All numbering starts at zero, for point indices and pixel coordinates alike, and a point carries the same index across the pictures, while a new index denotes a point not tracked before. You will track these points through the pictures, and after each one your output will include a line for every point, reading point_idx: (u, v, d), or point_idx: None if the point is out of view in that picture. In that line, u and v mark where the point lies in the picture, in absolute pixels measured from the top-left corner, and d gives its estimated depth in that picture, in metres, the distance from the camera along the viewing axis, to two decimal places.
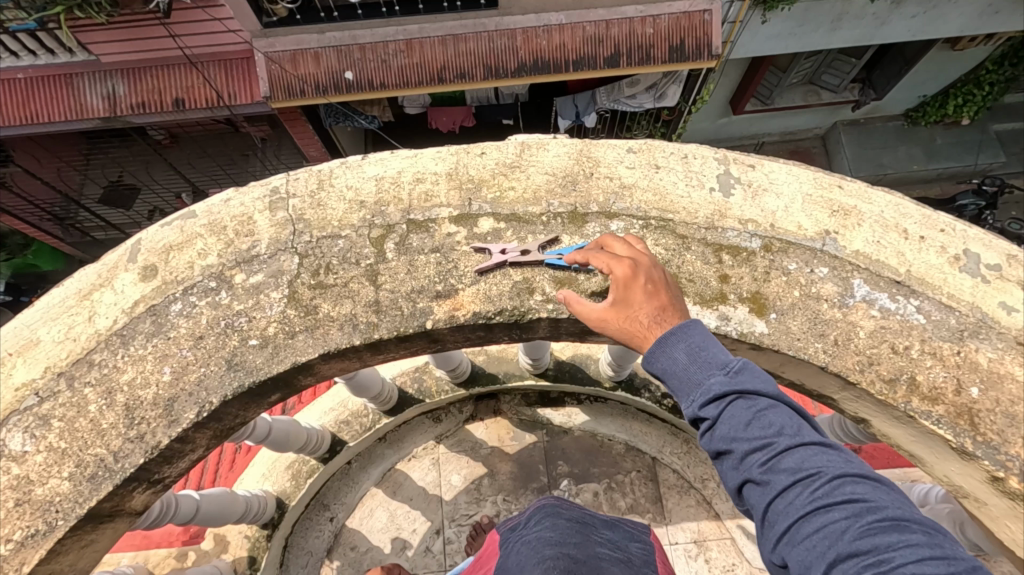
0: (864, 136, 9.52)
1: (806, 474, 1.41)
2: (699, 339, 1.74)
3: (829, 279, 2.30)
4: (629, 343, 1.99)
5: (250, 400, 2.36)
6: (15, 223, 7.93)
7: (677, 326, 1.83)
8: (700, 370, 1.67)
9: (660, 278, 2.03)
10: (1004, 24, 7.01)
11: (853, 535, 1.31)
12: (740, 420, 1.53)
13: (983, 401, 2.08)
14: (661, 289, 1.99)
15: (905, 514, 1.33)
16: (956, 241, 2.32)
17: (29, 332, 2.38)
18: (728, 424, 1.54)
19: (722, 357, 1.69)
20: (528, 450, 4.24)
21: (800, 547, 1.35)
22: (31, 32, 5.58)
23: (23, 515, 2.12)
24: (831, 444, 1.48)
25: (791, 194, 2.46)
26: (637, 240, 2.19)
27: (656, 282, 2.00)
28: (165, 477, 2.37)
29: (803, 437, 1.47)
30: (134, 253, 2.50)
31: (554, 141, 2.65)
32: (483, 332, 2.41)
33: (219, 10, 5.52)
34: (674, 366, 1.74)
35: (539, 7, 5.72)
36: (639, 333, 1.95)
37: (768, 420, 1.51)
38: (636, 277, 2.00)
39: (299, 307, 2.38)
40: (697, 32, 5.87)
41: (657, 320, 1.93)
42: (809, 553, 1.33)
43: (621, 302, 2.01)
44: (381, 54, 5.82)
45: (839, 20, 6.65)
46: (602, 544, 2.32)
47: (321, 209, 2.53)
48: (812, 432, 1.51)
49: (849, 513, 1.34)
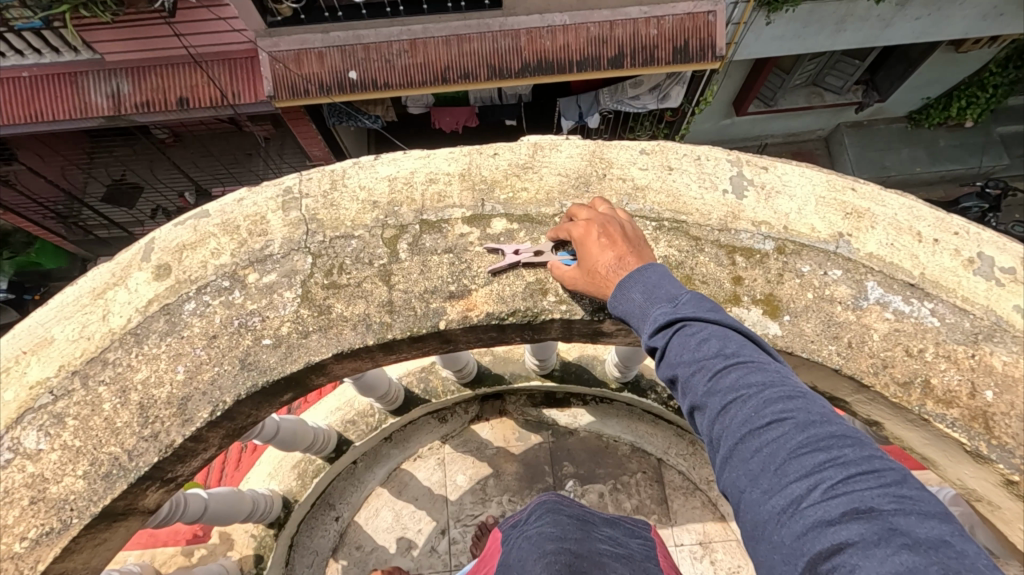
0: (868, 138, 9.51)
1: (745, 391, 1.40)
2: (654, 279, 1.78)
3: (842, 282, 2.30)
4: (596, 296, 2.01)
5: (263, 400, 2.37)
6: (18, 221, 7.94)
7: (633, 271, 1.86)
8: (655, 305, 1.71)
9: (620, 231, 2.03)
10: (1010, 27, 6.99)
11: (787, 448, 1.28)
12: (686, 346, 1.54)
13: (998, 404, 2.08)
14: (620, 239, 1.99)
15: (847, 429, 1.28)
16: (969, 244, 2.32)
17: (42, 330, 2.38)
18: (675, 349, 1.56)
19: (677, 293, 1.72)
20: (534, 451, 4.24)
21: (740, 465, 1.32)
22: (37, 32, 5.59)
23: (38, 513, 2.13)
24: (778, 367, 1.46)
25: (804, 196, 2.46)
26: (601, 202, 2.21)
27: (612, 236, 2.00)
28: (177, 476, 2.38)
29: (745, 356, 1.47)
30: (148, 252, 2.50)
31: (566, 143, 2.65)
32: (495, 332, 2.41)
33: (224, 10, 5.52)
34: (631, 306, 1.78)
35: (543, 8, 5.72)
36: (603, 281, 1.96)
37: (709, 341, 1.52)
38: (593, 231, 2.03)
39: (312, 307, 2.39)
40: (701, 33, 5.87)
41: (616, 267, 1.92)
42: (744, 477, 1.31)
43: (582, 259, 2.03)
44: (385, 53, 5.83)
45: (844, 21, 6.64)
46: (602, 540, 2.32)
47: (333, 209, 2.54)
48: (758, 354, 1.50)
49: (785, 425, 1.31)
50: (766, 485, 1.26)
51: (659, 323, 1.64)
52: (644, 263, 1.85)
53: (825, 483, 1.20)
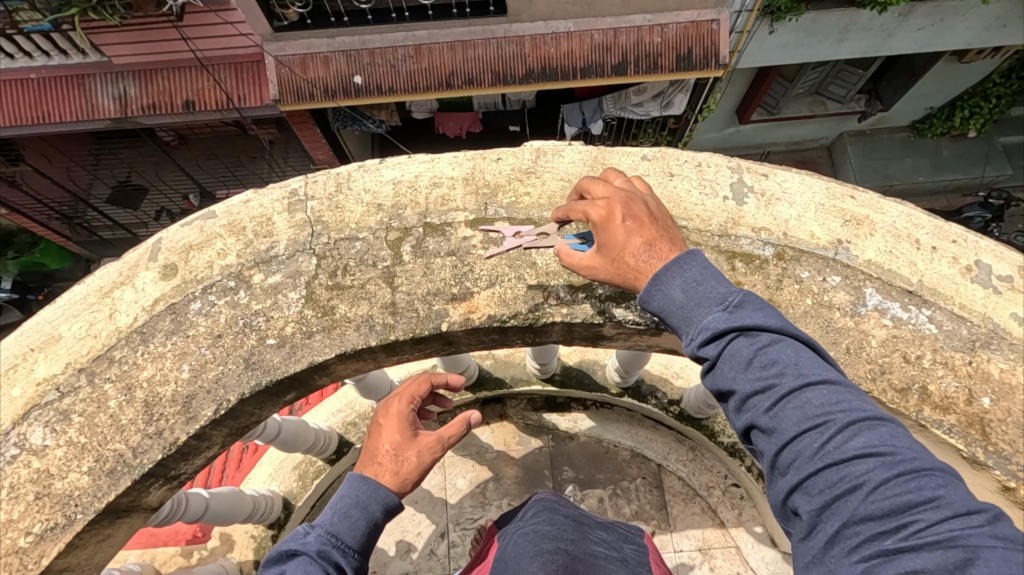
0: (870, 146, 9.54)
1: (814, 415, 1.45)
2: (697, 274, 1.76)
3: (841, 288, 2.32)
4: (623, 283, 1.99)
5: (266, 399, 2.39)
6: (23, 221, 7.99)
7: (669, 262, 1.83)
8: (703, 306, 1.70)
9: (644, 213, 2.00)
10: (1013, 37, 7.03)
11: (874, 482, 1.34)
12: (745, 360, 1.57)
13: (995, 411, 2.10)
14: (648, 221, 1.97)
15: (925, 461, 1.35)
16: (968, 252, 2.34)
17: (50, 328, 2.41)
18: (737, 365, 1.57)
19: (723, 292, 1.71)
20: (534, 455, 4.24)
21: (814, 489, 1.39)
22: (45, 34, 5.67)
23: (43, 508, 2.16)
24: (847, 387, 1.51)
25: (804, 203, 2.49)
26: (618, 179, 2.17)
27: (638, 219, 1.98)
28: (181, 474, 2.40)
29: (815, 379, 1.50)
30: (155, 252, 2.54)
31: (569, 148, 2.68)
32: (497, 335, 2.44)
33: (231, 14, 5.59)
34: (671, 302, 1.76)
35: (548, 15, 5.76)
36: (634, 269, 1.94)
37: (770, 357, 1.55)
38: (618, 213, 1.99)
39: (316, 307, 2.42)
40: (704, 41, 5.92)
41: (649, 254, 1.91)
42: (824, 505, 1.37)
43: (607, 242, 2.00)
44: (390, 59, 5.89)
45: (847, 31, 6.68)
46: (597, 543, 2.34)
47: (338, 211, 2.57)
48: (824, 372, 1.53)
49: (870, 459, 1.36)
50: (843, 513, 1.35)
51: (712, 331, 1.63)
52: (684, 253, 1.82)
53: (914, 520, 1.27)
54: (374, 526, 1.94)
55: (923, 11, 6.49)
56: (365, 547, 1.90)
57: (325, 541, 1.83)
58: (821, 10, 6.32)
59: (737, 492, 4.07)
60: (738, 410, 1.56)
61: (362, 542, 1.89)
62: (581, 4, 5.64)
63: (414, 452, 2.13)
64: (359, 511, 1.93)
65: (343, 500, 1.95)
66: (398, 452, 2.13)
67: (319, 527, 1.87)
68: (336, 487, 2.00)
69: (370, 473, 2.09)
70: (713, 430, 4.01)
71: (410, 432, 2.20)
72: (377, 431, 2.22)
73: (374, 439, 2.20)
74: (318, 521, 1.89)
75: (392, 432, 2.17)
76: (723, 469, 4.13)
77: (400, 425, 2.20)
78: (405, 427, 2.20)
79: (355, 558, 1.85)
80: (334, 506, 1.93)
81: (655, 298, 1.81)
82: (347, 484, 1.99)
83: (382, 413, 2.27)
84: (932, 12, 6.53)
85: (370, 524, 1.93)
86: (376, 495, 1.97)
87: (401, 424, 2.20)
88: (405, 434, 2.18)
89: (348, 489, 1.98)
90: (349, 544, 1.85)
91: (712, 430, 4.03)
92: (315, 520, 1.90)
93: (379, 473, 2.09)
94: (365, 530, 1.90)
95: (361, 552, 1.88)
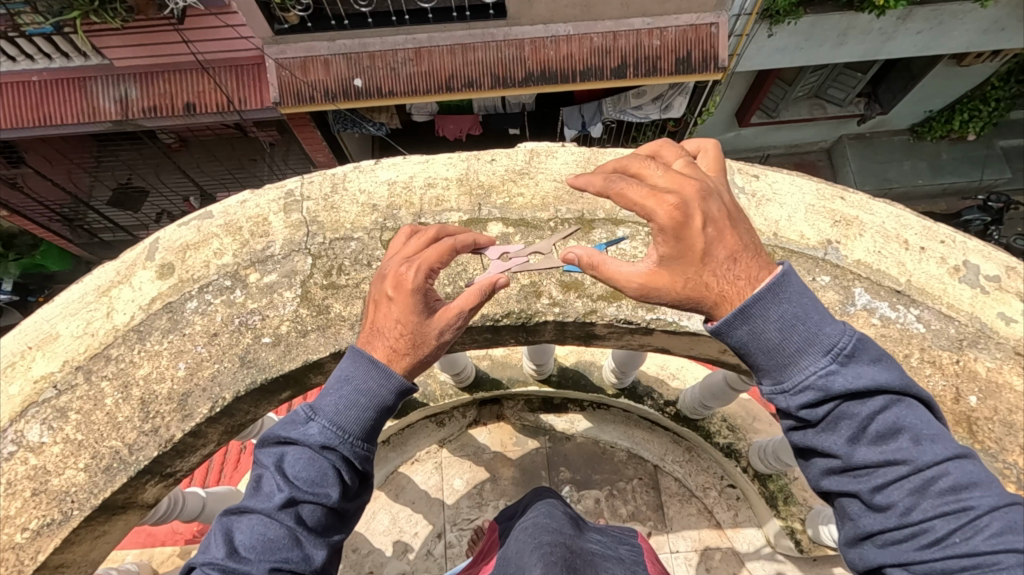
0: (869, 149, 9.57)
1: (933, 495, 1.36)
2: (799, 311, 1.54)
3: (831, 288, 2.35)
4: (694, 303, 1.75)
5: (261, 397, 2.42)
6: (25, 223, 8.02)
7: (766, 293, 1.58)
8: (806, 352, 1.52)
9: (720, 216, 1.75)
10: (1010, 40, 7.06)
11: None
12: (858, 426, 1.44)
13: (982, 409, 2.12)
14: (728, 229, 1.74)
15: None
16: (956, 252, 2.37)
17: (48, 326, 2.44)
18: (847, 432, 1.45)
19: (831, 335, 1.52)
20: (530, 455, 4.26)
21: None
22: (47, 37, 5.71)
23: (39, 505, 2.17)
24: (975, 470, 1.39)
25: (794, 204, 2.51)
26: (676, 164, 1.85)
27: (718, 228, 1.73)
28: (176, 471, 2.43)
29: (940, 459, 1.38)
30: (152, 251, 2.57)
31: (562, 150, 2.71)
32: (490, 334, 2.46)
33: (231, 17, 5.64)
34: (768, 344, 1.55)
35: (547, 18, 5.79)
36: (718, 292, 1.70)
37: (886, 426, 1.43)
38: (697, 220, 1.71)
39: (311, 306, 2.44)
40: (703, 44, 5.95)
41: (733, 272, 1.69)
42: None
43: (681, 255, 1.75)
44: (390, 62, 5.93)
45: (845, 34, 6.72)
46: (594, 542, 2.37)
47: (334, 212, 2.60)
48: (950, 449, 1.41)
49: (1001, 559, 1.27)
50: None
51: (821, 384, 1.46)
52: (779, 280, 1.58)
53: None
54: (382, 415, 1.73)
55: (920, 14, 6.52)
56: (373, 433, 1.71)
57: (327, 433, 1.65)
58: (819, 14, 6.36)
59: (732, 493, 4.09)
60: (838, 473, 1.47)
61: (370, 431, 1.71)
62: (580, 7, 5.68)
63: (432, 332, 1.87)
64: (366, 399, 1.71)
65: (347, 389, 1.73)
66: (412, 330, 1.84)
67: (322, 417, 1.68)
68: (340, 371, 1.77)
69: (378, 355, 1.82)
70: (708, 431, 4.00)
71: (426, 310, 1.89)
72: (385, 302, 1.90)
73: (381, 311, 1.89)
74: (321, 406, 1.69)
75: (403, 307, 1.85)
76: (718, 470, 4.15)
77: (413, 301, 1.86)
78: (419, 303, 1.87)
79: (362, 447, 1.69)
80: (338, 392, 1.72)
81: (738, 331, 1.60)
82: (353, 370, 1.76)
83: (389, 281, 1.91)
84: (930, 16, 6.56)
85: (378, 412, 1.72)
86: (385, 387, 1.74)
87: (415, 299, 1.87)
88: (420, 312, 1.86)
89: (352, 377, 1.75)
90: (355, 433, 1.68)
91: (708, 431, 4.00)
92: (317, 405, 1.70)
93: (388, 356, 1.81)
94: (374, 418, 1.71)
95: (369, 438, 1.70)
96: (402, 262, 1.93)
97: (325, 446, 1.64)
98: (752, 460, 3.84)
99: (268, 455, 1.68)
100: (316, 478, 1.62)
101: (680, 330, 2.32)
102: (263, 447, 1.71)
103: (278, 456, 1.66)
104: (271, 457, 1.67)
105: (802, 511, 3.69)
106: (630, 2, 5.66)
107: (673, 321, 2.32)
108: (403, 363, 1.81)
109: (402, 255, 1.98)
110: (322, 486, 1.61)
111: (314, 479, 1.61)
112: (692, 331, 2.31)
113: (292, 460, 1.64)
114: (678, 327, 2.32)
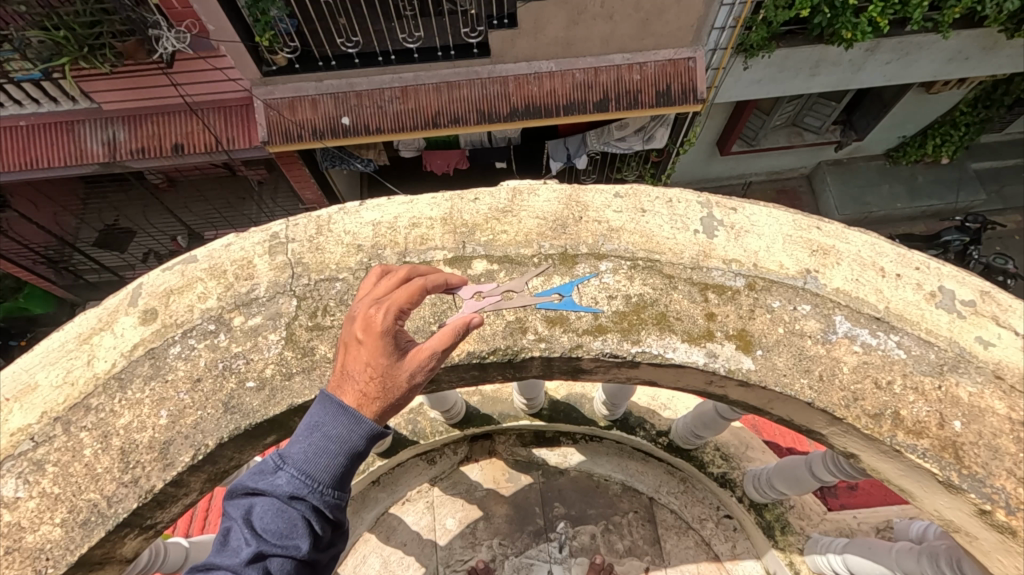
0: (847, 175, 9.84)
1: None
2: None
3: (812, 316, 2.39)
4: None
5: (245, 442, 2.38)
6: (8, 267, 7.86)
7: None
8: None
9: None
10: (974, 70, 7.33)
11: None
12: None
13: (966, 434, 2.13)
14: None
15: None
16: (931, 278, 2.42)
17: (26, 376, 2.40)
18: None
19: None
20: (523, 491, 4.19)
21: None
22: (36, 83, 5.81)
23: (13, 563, 2.11)
24: None
25: (771, 234, 2.57)
26: None
27: None
28: (156, 523, 2.36)
29: None
30: (136, 296, 2.55)
31: (545, 187, 2.75)
32: (477, 371, 2.45)
33: (220, 60, 5.73)
34: None
35: (529, 56, 5.96)
36: None
37: None
38: None
39: (296, 348, 2.44)
40: (682, 78, 6.14)
41: None
42: None
43: None
44: (377, 100, 6.03)
45: (817, 65, 6.95)
46: None
47: (319, 252, 2.61)
48: None
49: None
50: None
51: None
52: None
53: None
54: (353, 461, 1.73)
55: (888, 46, 6.74)
56: (344, 480, 1.72)
57: (296, 483, 1.66)
58: (791, 47, 6.59)
59: (729, 524, 4.01)
60: None
61: (341, 479, 1.71)
62: (561, 45, 5.86)
63: (404, 374, 1.86)
64: (337, 445, 1.71)
65: (317, 435, 1.72)
66: (382, 374, 1.83)
67: (291, 466, 1.68)
68: (310, 417, 1.76)
69: (348, 399, 1.81)
70: (702, 461, 3.95)
71: (396, 351, 1.87)
72: (354, 344, 1.87)
73: (351, 354, 1.87)
74: (290, 454, 1.69)
75: (372, 350, 1.83)
76: (714, 500, 4.07)
77: (382, 344, 1.84)
78: (389, 345, 1.86)
79: (333, 495, 1.70)
80: (308, 440, 1.72)
81: None
82: (323, 417, 1.76)
83: (358, 324, 1.89)
84: (898, 47, 6.79)
85: (348, 458, 1.72)
86: (356, 432, 1.74)
87: (385, 342, 1.85)
88: (390, 354, 1.85)
89: (322, 424, 1.75)
90: (324, 481, 1.68)
91: (702, 461, 3.95)
92: (286, 453, 1.70)
93: (359, 401, 1.80)
94: (344, 465, 1.71)
95: (340, 486, 1.71)
96: (372, 304, 1.91)
97: (293, 497, 1.65)
98: (747, 490, 3.79)
99: (236, 507, 1.69)
100: (285, 529, 1.63)
101: (666, 362, 2.32)
102: (232, 498, 1.72)
103: (246, 509, 1.67)
104: (239, 509, 1.68)
105: (800, 541, 3.63)
106: (610, 38, 5.84)
107: (659, 354, 2.33)
108: (374, 408, 1.80)
109: (372, 296, 1.95)
110: (292, 537, 1.62)
111: (283, 531, 1.63)
112: (678, 363, 2.31)
113: (261, 512, 1.65)
114: (665, 359, 2.32)
